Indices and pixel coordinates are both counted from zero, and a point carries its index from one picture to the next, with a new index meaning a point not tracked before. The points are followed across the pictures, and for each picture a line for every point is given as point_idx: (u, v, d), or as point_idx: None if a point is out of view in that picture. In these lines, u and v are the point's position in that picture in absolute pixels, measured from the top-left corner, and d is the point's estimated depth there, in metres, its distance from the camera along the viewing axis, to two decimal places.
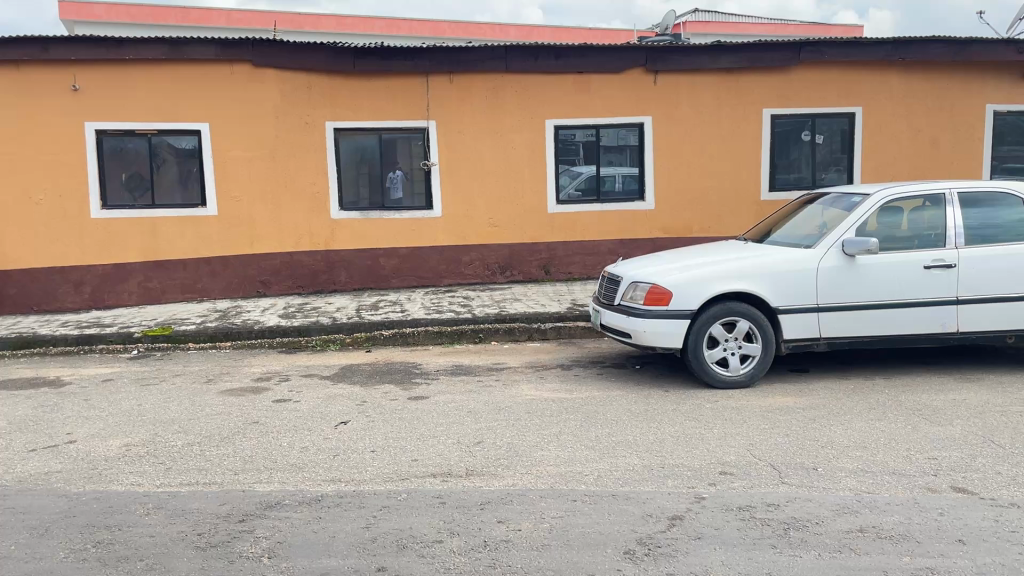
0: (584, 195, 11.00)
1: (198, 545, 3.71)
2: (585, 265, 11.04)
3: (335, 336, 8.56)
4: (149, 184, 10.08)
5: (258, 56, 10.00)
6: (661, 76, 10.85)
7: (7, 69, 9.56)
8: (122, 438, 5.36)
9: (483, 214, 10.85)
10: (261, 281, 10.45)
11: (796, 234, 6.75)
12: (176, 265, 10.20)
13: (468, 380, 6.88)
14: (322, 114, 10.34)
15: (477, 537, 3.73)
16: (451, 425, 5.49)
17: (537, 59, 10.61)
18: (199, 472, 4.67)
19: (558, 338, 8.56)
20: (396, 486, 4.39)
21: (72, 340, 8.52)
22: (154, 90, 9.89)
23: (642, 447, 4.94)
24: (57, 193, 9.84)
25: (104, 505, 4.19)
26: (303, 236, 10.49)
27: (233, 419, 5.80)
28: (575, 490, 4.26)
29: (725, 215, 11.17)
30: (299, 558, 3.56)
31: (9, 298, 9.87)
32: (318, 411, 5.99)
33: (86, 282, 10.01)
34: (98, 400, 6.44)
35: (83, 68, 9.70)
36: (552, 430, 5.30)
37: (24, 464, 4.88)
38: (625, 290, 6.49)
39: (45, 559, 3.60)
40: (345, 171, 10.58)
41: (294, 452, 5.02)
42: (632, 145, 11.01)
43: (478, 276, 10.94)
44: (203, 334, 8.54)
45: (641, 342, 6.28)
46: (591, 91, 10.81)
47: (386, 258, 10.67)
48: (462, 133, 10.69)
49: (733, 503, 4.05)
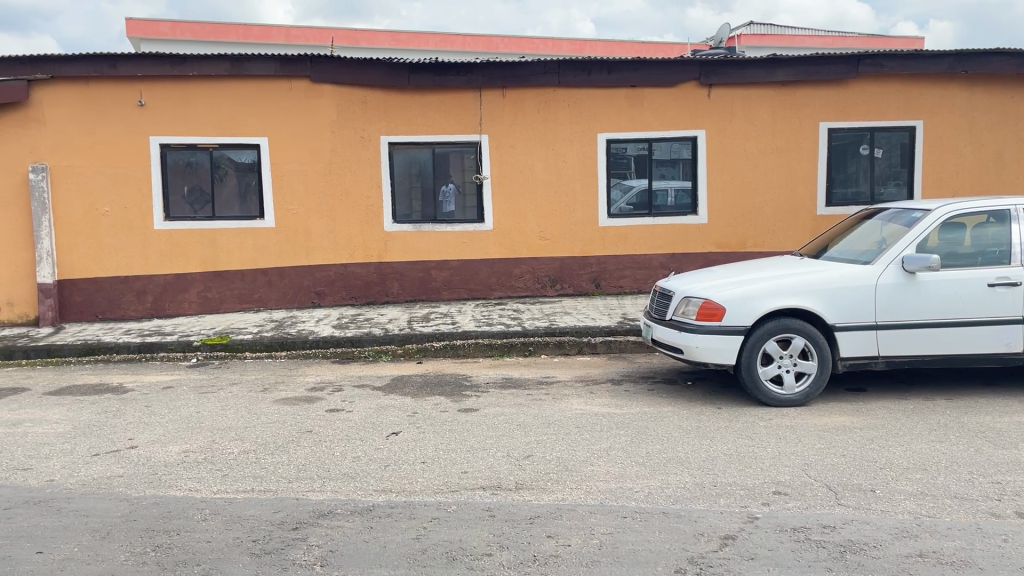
0: (636, 209, 10.96)
1: (252, 551, 3.78)
2: (636, 279, 10.99)
3: (387, 347, 8.66)
4: (210, 197, 10.34)
5: (316, 71, 10.22)
6: (716, 90, 10.78)
7: (77, 85, 9.88)
8: (181, 445, 5.50)
9: (534, 228, 10.87)
10: (316, 292, 10.63)
11: (854, 249, 6.62)
12: (235, 275, 10.43)
13: (517, 393, 6.89)
14: (377, 128, 10.51)
15: (526, 551, 3.73)
16: (501, 438, 5.51)
17: (590, 73, 10.64)
18: (255, 479, 4.76)
19: (608, 352, 8.53)
20: (447, 497, 4.43)
21: (134, 348, 8.77)
22: (217, 105, 10.16)
23: (693, 464, 4.88)
24: (122, 205, 10.14)
25: (163, 510, 4.30)
26: (358, 247, 10.64)
27: (288, 428, 5.90)
28: (626, 507, 4.23)
29: (780, 229, 11.01)
30: (350, 568, 3.60)
31: (74, 306, 10.17)
32: (370, 421, 6.06)
33: (148, 291, 10.29)
34: (159, 407, 6.62)
35: (148, 84, 10.02)
36: (602, 445, 5.28)
37: (89, 468, 5.04)
38: (677, 304, 6.43)
39: (107, 561, 3.70)
40: (399, 184, 10.73)
41: (347, 461, 5.10)
42: (685, 159, 10.94)
43: (529, 288, 10.95)
44: (259, 344, 8.72)
45: (694, 358, 6.22)
46: (644, 105, 10.77)
47: (437, 270, 10.77)
48: (514, 146, 10.76)
49: (788, 523, 3.97)
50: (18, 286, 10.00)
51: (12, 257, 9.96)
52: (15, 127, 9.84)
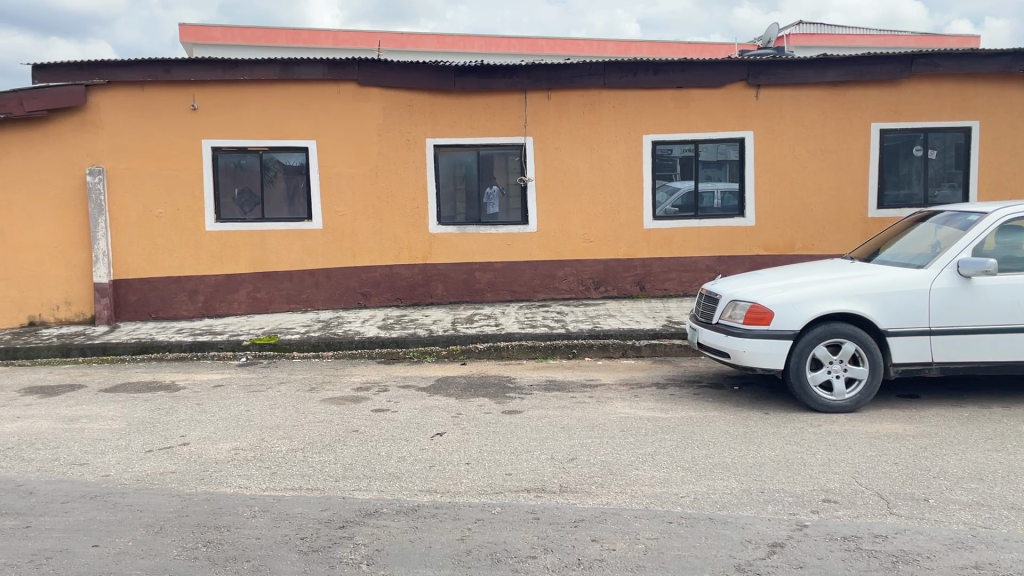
0: (681, 212, 10.87)
1: (301, 549, 3.83)
2: (682, 281, 10.89)
3: (431, 349, 8.72)
4: (259, 199, 10.53)
5: (363, 75, 10.34)
6: (764, 90, 10.64)
7: (132, 90, 10.13)
8: (231, 442, 5.61)
9: (578, 230, 10.84)
10: (361, 293, 10.74)
11: (906, 253, 6.47)
12: (283, 276, 10.60)
13: (561, 396, 6.88)
14: (423, 131, 10.60)
15: (571, 554, 3.72)
16: (545, 441, 5.51)
17: (635, 75, 10.59)
18: (303, 478, 4.84)
19: (652, 355, 8.47)
20: (492, 499, 4.44)
21: (186, 347, 8.94)
22: (266, 108, 10.34)
23: (739, 470, 4.83)
24: (175, 207, 10.37)
25: (214, 506, 4.38)
26: (403, 249, 10.73)
27: (335, 427, 5.97)
28: (671, 512, 4.19)
29: (829, 232, 10.83)
30: (396, 567, 3.63)
31: (129, 305, 10.42)
32: (415, 421, 6.11)
33: (200, 291, 10.49)
34: (210, 405, 6.76)
35: (200, 89, 10.22)
36: (647, 449, 5.25)
37: (143, 464, 5.16)
38: (724, 308, 6.36)
39: (160, 555, 3.78)
40: (444, 186, 10.79)
41: (392, 461, 5.14)
42: (732, 160, 10.82)
43: (573, 291, 10.92)
44: (306, 343, 8.84)
45: (741, 362, 6.14)
46: (691, 106, 10.68)
47: (481, 272, 10.81)
48: (559, 148, 10.75)
49: (838, 532, 3.90)
50: (76, 285, 10.29)
51: (70, 257, 10.25)
52: (74, 131, 10.12)
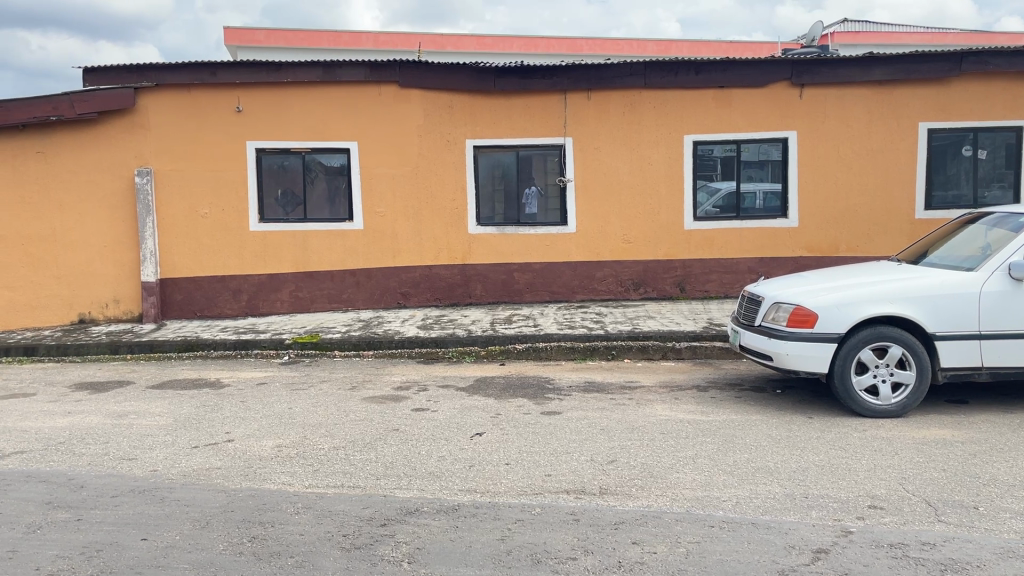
0: (723, 212, 10.77)
1: (343, 546, 3.88)
2: (723, 283, 10.79)
3: (470, 349, 8.75)
4: (301, 200, 10.66)
5: (404, 77, 10.42)
6: (808, 90, 10.50)
7: (179, 92, 10.32)
8: (275, 439, 5.69)
9: (618, 230, 10.80)
10: (401, 293, 10.82)
11: (956, 254, 6.34)
12: (325, 276, 10.71)
13: (601, 397, 6.86)
14: (463, 131, 10.65)
15: (611, 556, 3.71)
16: (585, 442, 5.49)
17: (677, 75, 10.52)
18: (345, 475, 4.89)
19: (693, 358, 8.40)
20: (531, 500, 4.44)
21: (230, 345, 9.09)
22: (309, 110, 10.47)
23: (783, 474, 4.77)
24: (220, 207, 10.54)
25: (258, 502, 4.45)
26: (442, 249, 10.79)
27: (375, 426, 6.03)
28: (713, 516, 4.15)
29: (875, 234, 10.65)
30: (437, 565, 3.66)
31: (175, 304, 10.62)
32: (454, 421, 6.15)
33: (243, 290, 10.65)
34: (253, 402, 6.86)
35: (245, 91, 10.38)
36: (688, 452, 5.21)
37: (189, 459, 5.26)
38: (766, 311, 6.29)
39: (207, 550, 3.85)
40: (484, 187, 10.83)
41: (432, 460, 5.17)
42: (774, 161, 10.69)
43: (612, 292, 10.87)
44: (347, 343, 8.93)
45: (784, 365, 6.07)
46: (733, 105, 10.58)
47: (520, 272, 10.81)
48: (599, 149, 10.71)
49: (884, 539, 3.84)
50: (124, 284, 10.52)
51: (119, 256, 10.48)
52: (123, 133, 10.35)
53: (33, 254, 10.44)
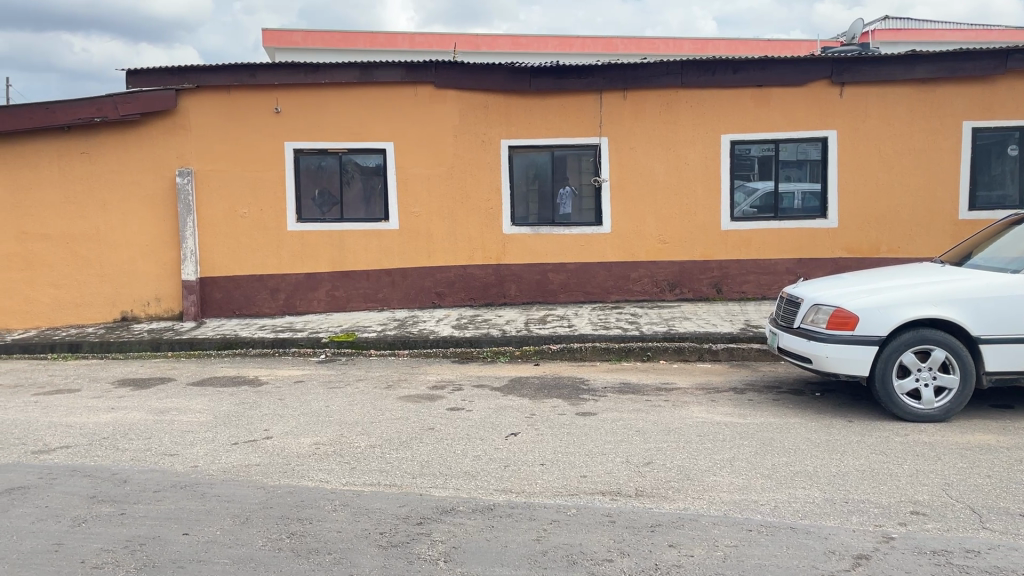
0: (760, 212, 10.66)
1: (380, 543, 3.91)
2: (760, 284, 10.67)
3: (504, 349, 8.76)
4: (338, 200, 10.76)
5: (440, 77, 10.47)
6: (848, 88, 10.36)
7: (218, 93, 10.47)
8: (312, 437, 5.76)
9: (653, 230, 10.74)
10: (436, 293, 10.87)
11: (1001, 256, 6.20)
12: (361, 275, 10.78)
13: (636, 399, 6.82)
14: (498, 132, 10.67)
15: (648, 559, 3.69)
16: (620, 443, 5.47)
17: (714, 74, 10.45)
18: (381, 473, 4.93)
19: (730, 360, 8.32)
20: (566, 500, 4.44)
21: (268, 343, 9.21)
22: (346, 111, 10.57)
23: (822, 479, 4.70)
24: (259, 207, 10.67)
25: (296, 499, 4.50)
26: (477, 249, 10.81)
27: (411, 424, 6.07)
28: (750, 520, 4.11)
29: (916, 234, 10.47)
30: (473, 565, 3.67)
31: (214, 302, 10.76)
32: (489, 421, 6.16)
33: (281, 289, 10.77)
34: (291, 400, 6.95)
35: (283, 92, 10.50)
36: (726, 455, 5.16)
37: (229, 456, 5.34)
38: (806, 313, 6.21)
39: (247, 545, 3.90)
40: (519, 187, 10.83)
41: (468, 460, 5.19)
42: (813, 160, 10.56)
43: (648, 292, 10.81)
44: (382, 342, 9.00)
45: (824, 368, 5.98)
46: (771, 104, 10.47)
47: (554, 273, 10.80)
48: (635, 149, 10.66)
49: (926, 546, 3.77)
50: (165, 282, 10.70)
51: (160, 255, 10.67)
52: (165, 134, 10.53)
53: (77, 252, 10.67)
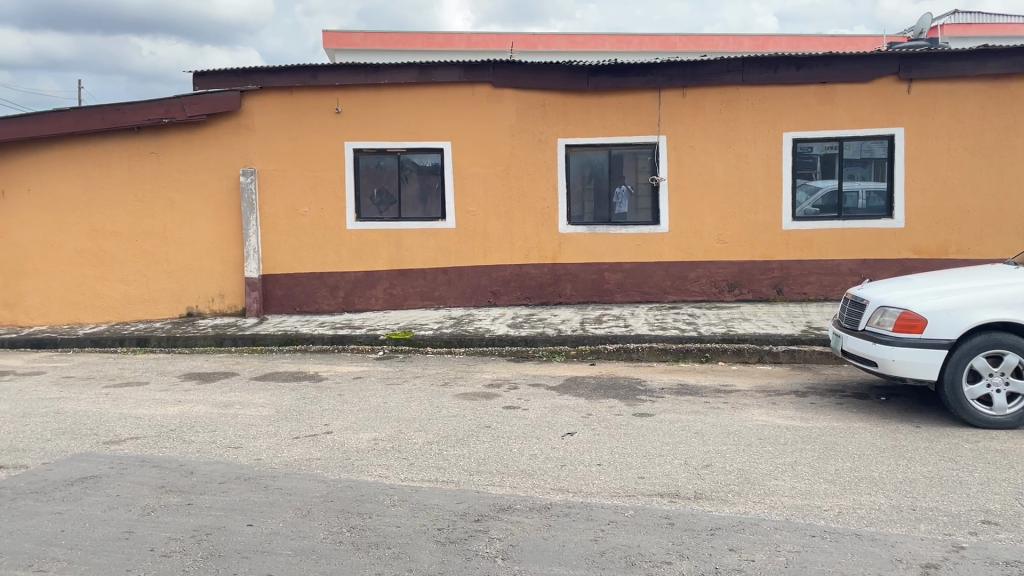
0: (823, 212, 10.46)
1: (438, 539, 3.94)
2: (822, 285, 10.45)
3: (560, 348, 8.76)
4: (396, 199, 10.89)
5: (499, 76, 10.51)
6: (916, 85, 10.09)
7: (281, 94, 10.68)
8: (371, 433, 5.83)
9: (712, 230, 10.60)
10: (492, 291, 10.90)
11: None
12: (418, 273, 10.88)
13: (694, 401, 6.74)
14: (555, 131, 10.65)
15: (708, 562, 3.64)
16: (678, 445, 5.41)
17: (776, 70, 10.26)
18: (439, 470, 4.97)
19: (791, 362, 8.17)
20: (624, 501, 4.41)
21: (328, 340, 9.36)
22: (406, 111, 10.68)
23: (888, 485, 4.58)
24: (319, 206, 10.85)
25: (356, 493, 4.57)
26: (533, 248, 10.82)
27: (468, 422, 6.11)
28: (813, 525, 4.03)
29: (987, 235, 10.17)
30: (532, 563, 3.67)
31: (276, 299, 10.97)
32: (546, 420, 6.15)
33: (340, 286, 10.92)
34: (350, 395, 7.05)
35: (344, 93, 10.65)
36: (787, 459, 5.06)
37: (291, 449, 5.45)
38: (871, 315, 6.04)
39: (309, 537, 3.98)
40: (576, 186, 10.81)
41: (524, 458, 5.20)
42: (878, 159, 10.32)
43: (706, 293, 10.67)
44: (439, 340, 9.07)
45: (889, 371, 5.83)
46: (835, 102, 10.25)
47: (611, 272, 10.73)
48: (694, 147, 10.54)
49: (999, 556, 3.64)
50: (229, 279, 10.96)
51: (224, 252, 10.93)
52: (230, 134, 10.78)
53: (146, 249, 11.00)
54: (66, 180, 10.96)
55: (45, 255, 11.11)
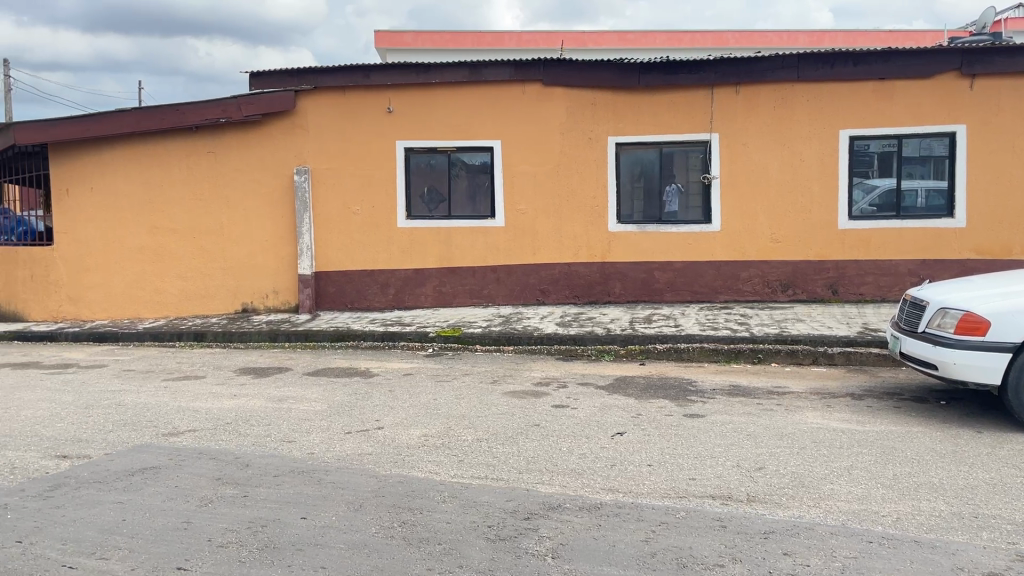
0: (880, 211, 10.24)
1: (488, 536, 3.95)
2: (879, 286, 10.22)
3: (609, 347, 8.72)
4: (446, 198, 10.96)
5: (549, 75, 10.50)
6: (979, 80, 9.85)
7: (334, 93, 10.82)
8: (422, 429, 5.88)
9: (765, 229, 10.44)
10: (541, 290, 10.89)
11: None
12: (467, 271, 10.91)
13: (746, 402, 6.64)
14: (606, 129, 10.59)
15: (762, 566, 3.59)
16: (731, 447, 5.35)
17: (833, 67, 10.05)
18: (488, 467, 4.99)
19: (846, 364, 8.00)
20: (675, 503, 4.37)
21: (378, 337, 9.47)
22: (457, 109, 10.73)
23: (948, 491, 4.46)
24: (371, 204, 10.97)
25: (407, 489, 4.61)
26: (582, 247, 10.78)
27: (517, 420, 6.12)
28: (870, 531, 3.95)
29: None
30: (582, 562, 3.66)
31: (328, 296, 11.12)
32: (595, 419, 6.13)
33: (390, 284, 11.03)
34: (401, 391, 7.12)
35: (396, 92, 10.75)
36: (843, 463, 4.96)
37: (343, 444, 5.52)
38: (931, 316, 5.88)
39: (361, 531, 4.02)
40: (626, 184, 10.74)
41: (573, 457, 5.19)
42: (938, 157, 10.07)
43: (758, 293, 10.51)
44: (488, 338, 9.10)
45: (950, 375, 5.67)
46: (893, 98, 10.02)
47: (661, 271, 10.64)
48: (747, 145, 10.39)
49: None
50: (283, 277, 11.15)
51: (278, 250, 11.12)
52: (284, 134, 10.96)
53: (203, 247, 11.25)
54: (127, 179, 11.27)
55: (108, 253, 11.44)
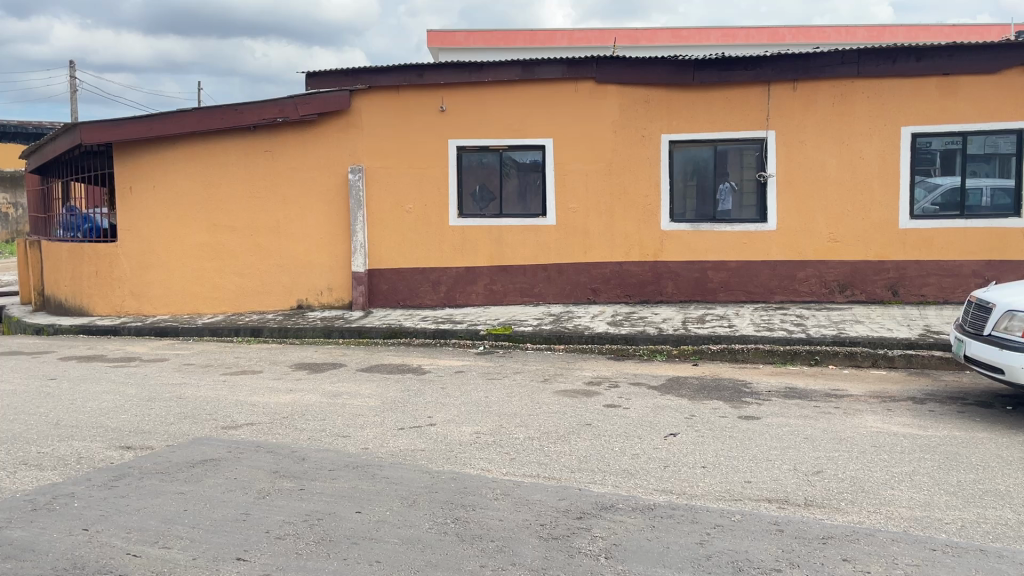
0: (943, 210, 9.97)
1: (541, 534, 3.95)
2: (941, 286, 9.96)
3: (661, 347, 8.65)
4: (498, 196, 10.98)
5: (603, 73, 10.46)
6: None
7: (388, 92, 10.92)
8: (473, 426, 5.90)
9: (822, 228, 10.24)
10: (592, 289, 10.84)
11: None
12: (519, 270, 10.93)
13: (803, 404, 6.52)
14: (659, 127, 10.50)
15: (820, 572, 3.52)
16: (787, 450, 5.26)
17: (894, 62, 9.82)
18: (540, 466, 4.99)
19: (907, 367, 7.81)
20: (730, 505, 4.31)
21: (431, 334, 9.54)
22: (509, 108, 10.74)
23: (1015, 499, 4.32)
24: (423, 202, 11.05)
25: (459, 486, 4.63)
26: (635, 245, 10.70)
27: (569, 419, 6.11)
28: (933, 539, 3.84)
29: None
30: (635, 563, 3.64)
31: (381, 293, 11.25)
32: (647, 420, 6.08)
33: (442, 281, 11.10)
34: (453, 389, 7.17)
35: (449, 91, 10.81)
36: (904, 469, 4.84)
37: (396, 440, 5.57)
38: (998, 319, 5.70)
39: (414, 527, 4.06)
40: (679, 182, 10.62)
41: (626, 457, 5.15)
42: (1004, 154, 9.78)
43: (815, 293, 10.31)
44: (539, 336, 9.09)
45: (1017, 380, 5.48)
46: (958, 94, 9.74)
47: (714, 271, 10.52)
48: (804, 143, 10.20)
49: None
50: (337, 274, 11.31)
51: (333, 247, 11.28)
52: (339, 133, 11.11)
53: (259, 243, 11.46)
54: (187, 177, 11.55)
55: (168, 249, 11.74)
